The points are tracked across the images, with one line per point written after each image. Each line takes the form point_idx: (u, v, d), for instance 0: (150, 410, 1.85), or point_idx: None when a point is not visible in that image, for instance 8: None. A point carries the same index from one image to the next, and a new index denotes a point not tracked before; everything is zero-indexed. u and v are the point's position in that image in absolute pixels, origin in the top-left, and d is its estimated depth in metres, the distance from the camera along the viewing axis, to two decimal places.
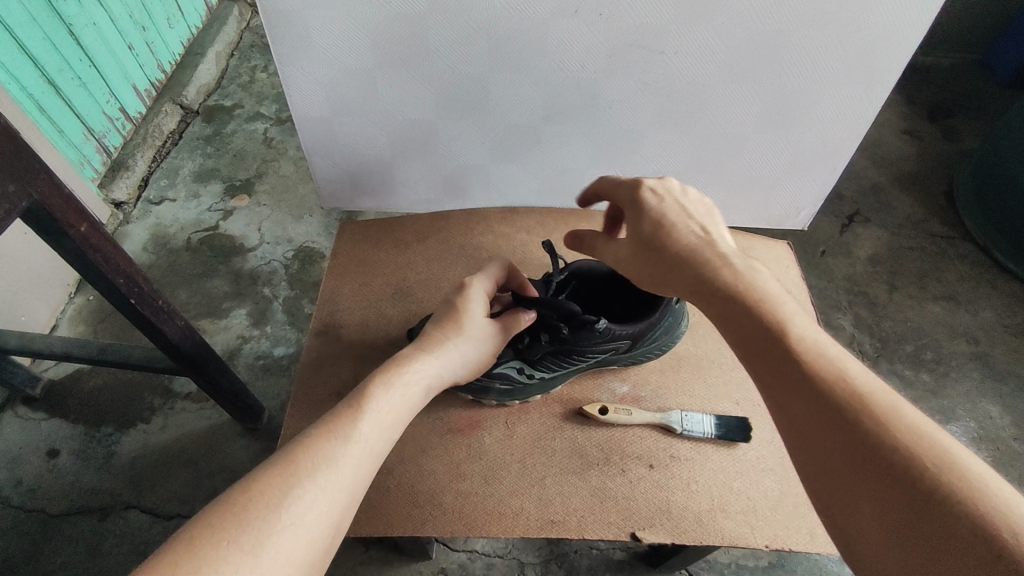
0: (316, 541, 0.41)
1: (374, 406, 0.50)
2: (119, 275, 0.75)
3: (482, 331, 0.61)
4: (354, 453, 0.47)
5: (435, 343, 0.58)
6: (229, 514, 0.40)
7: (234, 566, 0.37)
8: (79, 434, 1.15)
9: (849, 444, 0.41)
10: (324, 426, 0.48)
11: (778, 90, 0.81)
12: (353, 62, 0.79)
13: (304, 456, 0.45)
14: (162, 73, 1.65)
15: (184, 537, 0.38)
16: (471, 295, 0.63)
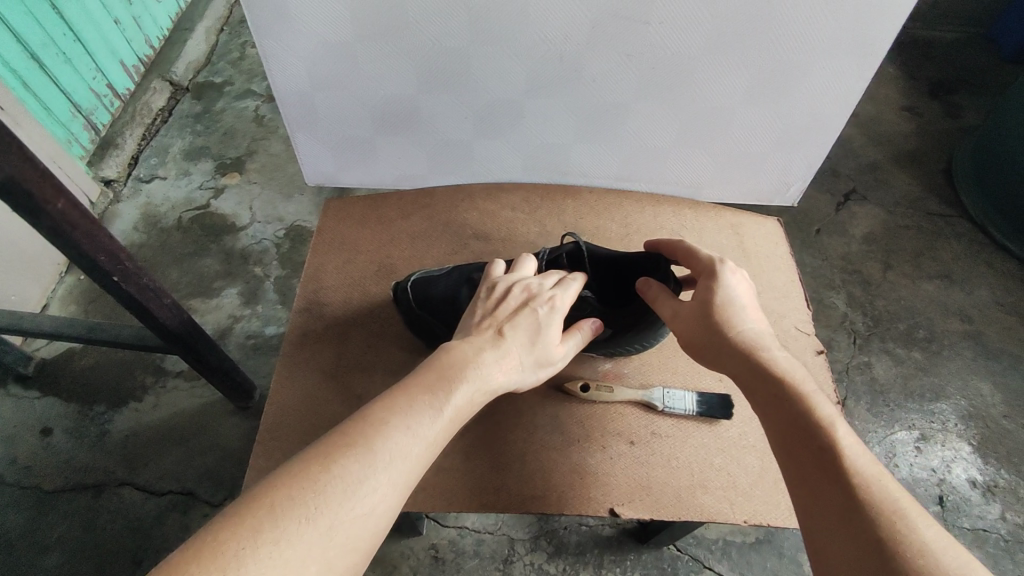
0: (377, 532, 0.43)
1: (456, 401, 0.51)
2: (102, 253, 0.74)
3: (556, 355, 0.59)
4: (430, 440, 0.48)
5: (514, 358, 0.56)
6: (309, 488, 0.41)
7: (307, 538, 0.38)
8: (73, 412, 1.15)
9: (858, 530, 0.43)
10: (411, 402, 0.48)
11: (766, 63, 0.79)
12: (331, 36, 0.77)
13: (385, 433, 0.46)
14: (149, 49, 1.62)
15: (257, 500, 0.39)
16: (557, 313, 0.60)
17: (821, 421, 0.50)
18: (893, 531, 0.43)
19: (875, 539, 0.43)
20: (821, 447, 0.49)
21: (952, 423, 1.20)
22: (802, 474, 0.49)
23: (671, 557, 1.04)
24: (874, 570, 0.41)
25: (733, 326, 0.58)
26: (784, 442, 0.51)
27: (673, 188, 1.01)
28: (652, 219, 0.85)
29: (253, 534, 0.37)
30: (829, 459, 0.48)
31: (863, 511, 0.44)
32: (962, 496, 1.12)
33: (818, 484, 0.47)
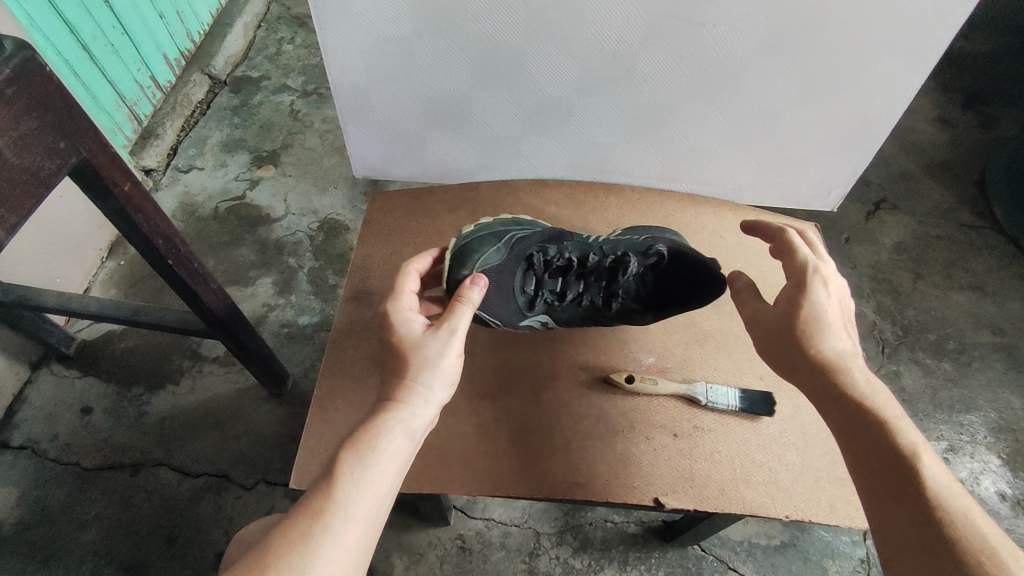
0: None
1: (347, 473, 0.48)
2: (158, 236, 0.77)
3: (436, 352, 0.56)
4: (338, 527, 0.46)
5: (400, 387, 0.54)
6: None
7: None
8: (112, 393, 1.18)
9: (927, 538, 0.48)
10: (295, 510, 0.47)
11: (817, 67, 0.80)
12: (391, 31, 0.79)
13: (290, 555, 0.44)
14: (191, 42, 1.66)
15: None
16: (401, 324, 0.58)
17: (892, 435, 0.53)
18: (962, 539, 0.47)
19: (945, 545, 0.47)
20: (887, 465, 0.52)
21: (981, 435, 1.19)
22: (870, 486, 0.53)
23: (696, 557, 1.05)
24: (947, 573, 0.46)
25: (817, 336, 0.59)
26: (854, 455, 0.55)
27: (712, 189, 1.02)
28: (693, 219, 0.85)
29: None
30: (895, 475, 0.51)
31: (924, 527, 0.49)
32: (991, 508, 1.11)
33: (887, 498, 0.51)
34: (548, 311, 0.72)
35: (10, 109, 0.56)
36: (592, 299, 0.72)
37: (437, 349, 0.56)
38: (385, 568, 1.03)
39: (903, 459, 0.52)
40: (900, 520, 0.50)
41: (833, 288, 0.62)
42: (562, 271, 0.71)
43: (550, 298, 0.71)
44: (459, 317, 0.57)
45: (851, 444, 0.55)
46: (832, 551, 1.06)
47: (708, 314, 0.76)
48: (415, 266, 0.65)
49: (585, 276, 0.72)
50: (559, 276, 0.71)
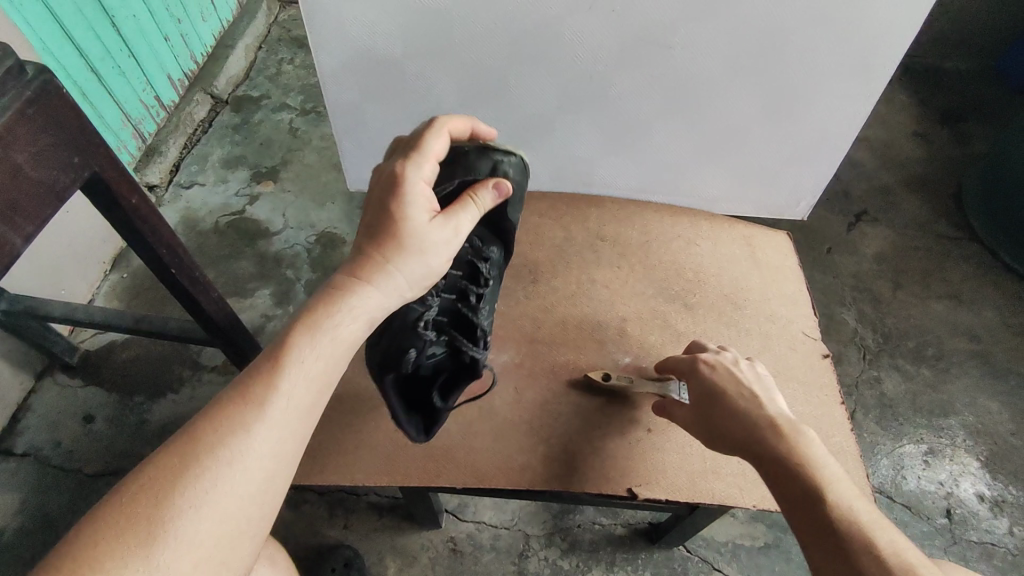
0: (261, 476, 0.48)
1: (295, 360, 0.51)
2: (163, 245, 0.81)
3: (432, 242, 0.57)
4: (274, 413, 0.50)
5: (375, 271, 0.55)
6: (183, 461, 0.46)
7: (129, 559, 0.42)
8: (114, 402, 1.22)
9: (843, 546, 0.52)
10: (236, 392, 0.50)
11: (780, 85, 0.85)
12: (381, 54, 0.84)
13: (227, 435, 0.48)
14: (194, 64, 1.72)
15: (78, 536, 0.43)
16: (410, 189, 0.57)
17: (812, 472, 0.57)
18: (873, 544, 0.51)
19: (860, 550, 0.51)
20: (813, 499, 0.55)
21: (960, 438, 1.22)
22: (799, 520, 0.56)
23: (682, 558, 1.08)
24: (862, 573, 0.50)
25: (734, 394, 0.65)
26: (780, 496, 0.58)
27: (689, 201, 1.07)
28: (670, 228, 0.90)
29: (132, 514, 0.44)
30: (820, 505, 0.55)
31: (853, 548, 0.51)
32: (970, 509, 1.14)
33: (816, 526, 0.54)
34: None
35: (28, 126, 0.60)
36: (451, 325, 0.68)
37: (427, 241, 0.57)
38: (379, 570, 1.06)
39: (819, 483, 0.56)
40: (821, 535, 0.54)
41: (736, 361, 0.70)
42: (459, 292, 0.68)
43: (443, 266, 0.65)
44: (471, 216, 0.60)
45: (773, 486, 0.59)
46: None
47: (684, 318, 0.80)
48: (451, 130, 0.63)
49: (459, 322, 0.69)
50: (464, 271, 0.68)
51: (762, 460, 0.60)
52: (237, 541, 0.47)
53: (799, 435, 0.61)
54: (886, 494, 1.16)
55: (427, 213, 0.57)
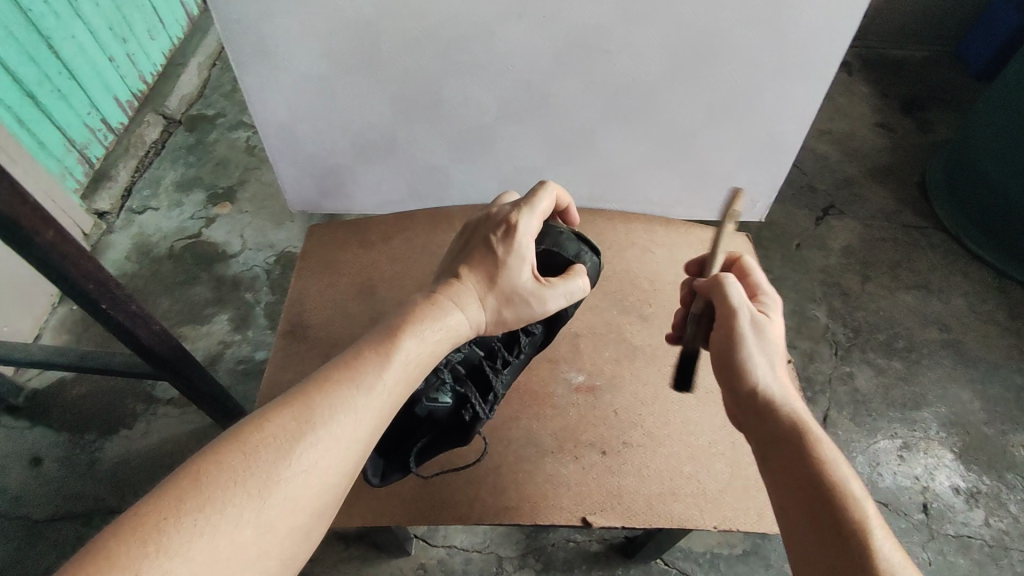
0: (350, 459, 0.47)
1: (402, 357, 0.52)
2: (90, 280, 0.77)
3: (526, 292, 0.60)
4: (372, 400, 0.49)
5: (469, 299, 0.58)
6: (288, 423, 0.45)
7: (240, 508, 0.41)
8: (63, 441, 1.16)
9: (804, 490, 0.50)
10: (349, 371, 0.50)
11: (724, 87, 0.83)
12: (308, 71, 0.82)
13: (327, 406, 0.47)
14: (144, 84, 1.67)
15: (192, 469, 0.42)
16: (517, 235, 0.60)
17: (824, 458, 0.50)
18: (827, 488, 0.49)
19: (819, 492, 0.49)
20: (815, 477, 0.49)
21: (933, 431, 1.21)
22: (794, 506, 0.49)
23: (659, 571, 1.05)
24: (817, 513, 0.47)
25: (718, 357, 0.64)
26: (776, 471, 0.52)
27: (643, 207, 1.05)
28: (624, 236, 0.88)
29: (218, 470, 0.42)
30: (823, 494, 0.48)
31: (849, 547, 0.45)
32: (945, 503, 1.13)
33: (811, 516, 0.48)
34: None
35: None
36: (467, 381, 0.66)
37: (520, 282, 0.59)
38: None
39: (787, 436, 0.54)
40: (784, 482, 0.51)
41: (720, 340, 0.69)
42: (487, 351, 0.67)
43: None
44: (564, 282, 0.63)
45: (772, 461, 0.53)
46: None
47: (639, 330, 0.78)
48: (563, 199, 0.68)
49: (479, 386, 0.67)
50: (503, 337, 0.68)
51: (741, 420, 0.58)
52: (324, 516, 0.46)
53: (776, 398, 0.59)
54: None
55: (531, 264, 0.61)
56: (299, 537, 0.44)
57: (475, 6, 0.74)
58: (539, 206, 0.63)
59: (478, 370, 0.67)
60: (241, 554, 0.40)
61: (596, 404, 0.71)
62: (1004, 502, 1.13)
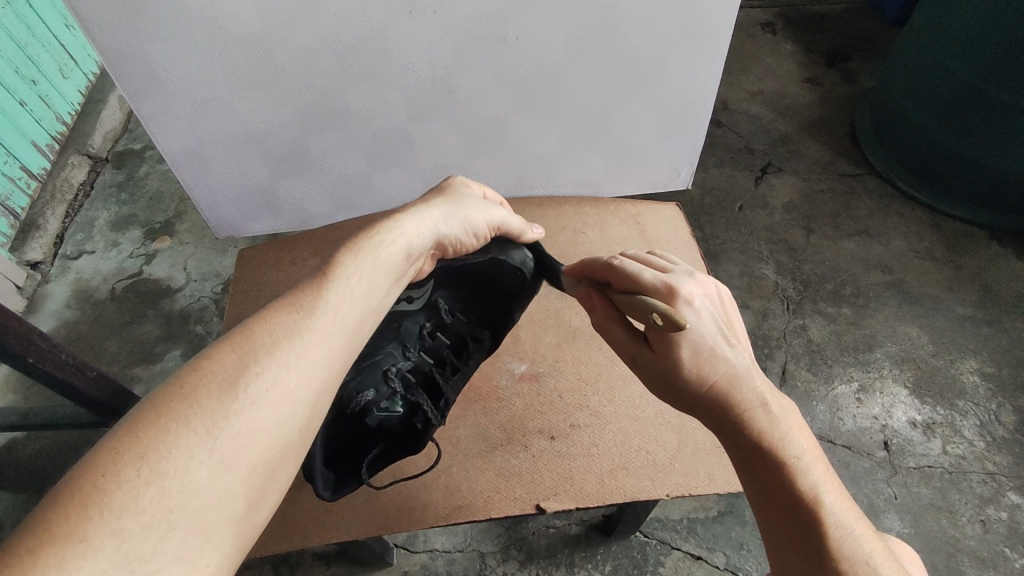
0: (307, 381, 0.44)
1: (342, 275, 0.50)
2: (10, 335, 0.74)
3: (470, 203, 0.63)
4: (319, 321, 0.47)
5: (418, 204, 0.60)
6: (232, 354, 0.43)
7: (191, 446, 0.38)
8: (22, 503, 1.12)
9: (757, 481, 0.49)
10: (286, 301, 0.47)
11: (624, 61, 0.86)
12: (208, 91, 0.83)
13: (267, 333, 0.45)
14: (62, 125, 1.61)
15: (127, 422, 0.38)
16: (458, 178, 0.67)
17: (766, 435, 0.49)
18: (778, 474, 0.48)
19: (771, 483, 0.48)
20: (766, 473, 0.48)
21: (887, 370, 1.25)
22: (773, 526, 0.49)
23: (640, 544, 1.07)
24: (770, 502, 0.48)
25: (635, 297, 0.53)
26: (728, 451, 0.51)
27: (571, 189, 1.07)
28: (556, 222, 0.90)
29: (155, 415, 0.38)
30: (779, 482, 0.48)
31: (811, 528, 0.46)
32: (905, 438, 1.17)
33: (772, 500, 0.48)
34: (423, 312, 0.71)
35: None
36: (418, 387, 0.69)
37: (466, 194, 0.64)
38: None
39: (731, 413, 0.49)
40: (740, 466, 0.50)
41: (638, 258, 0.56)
42: (436, 359, 0.70)
43: (431, 322, 0.71)
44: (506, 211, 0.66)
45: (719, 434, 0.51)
46: None
47: (577, 314, 0.81)
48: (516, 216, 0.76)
49: (432, 393, 0.69)
50: (451, 343, 0.71)
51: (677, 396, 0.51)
52: (290, 453, 0.43)
53: (710, 356, 0.49)
54: (827, 439, 1.17)
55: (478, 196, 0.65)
56: (263, 477, 0.41)
57: (363, 9, 0.75)
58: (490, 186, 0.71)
59: (429, 379, 0.69)
60: (199, 499, 0.37)
61: (541, 390, 0.75)
62: (958, 428, 1.18)
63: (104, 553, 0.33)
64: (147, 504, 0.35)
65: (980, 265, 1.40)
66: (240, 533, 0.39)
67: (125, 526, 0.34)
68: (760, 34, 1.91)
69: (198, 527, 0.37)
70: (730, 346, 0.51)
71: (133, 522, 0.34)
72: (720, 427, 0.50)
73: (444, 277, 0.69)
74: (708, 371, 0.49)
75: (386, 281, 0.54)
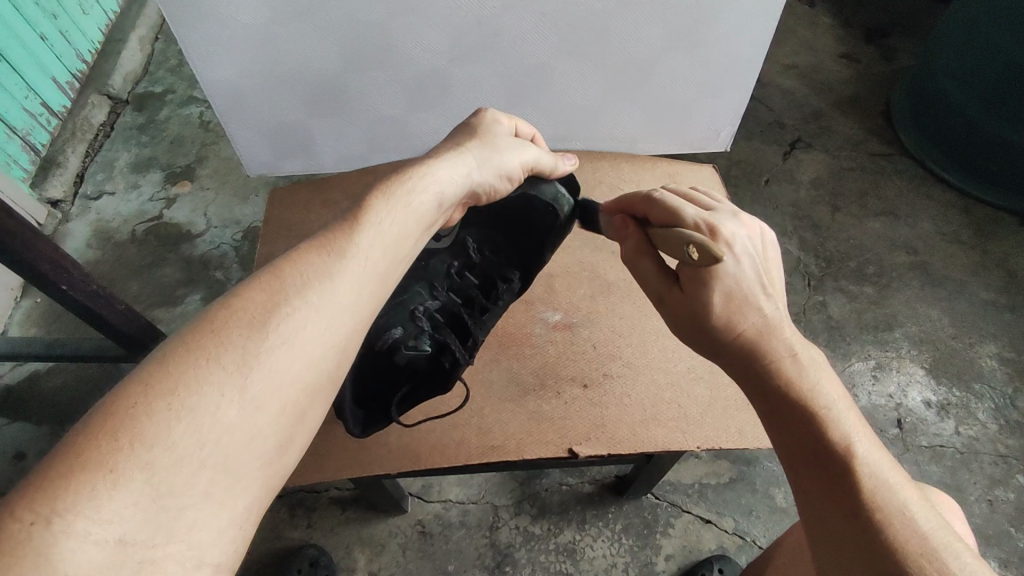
0: (338, 327, 0.44)
1: (371, 221, 0.49)
2: (43, 260, 0.74)
3: (503, 145, 0.61)
4: (350, 264, 0.46)
5: (448, 150, 0.59)
6: (263, 293, 0.42)
7: (220, 385, 0.37)
8: (45, 434, 1.14)
9: (791, 431, 0.48)
10: (318, 243, 0.47)
11: (675, 11, 0.84)
12: (251, 20, 0.81)
13: (294, 274, 0.44)
14: (83, 63, 1.58)
15: (156, 356, 0.37)
16: (485, 115, 0.65)
17: (800, 384, 0.48)
18: (812, 422, 0.47)
19: (804, 431, 0.47)
20: (800, 423, 0.47)
21: (906, 350, 1.25)
22: (804, 476, 0.47)
23: (650, 506, 1.08)
24: (801, 451, 0.47)
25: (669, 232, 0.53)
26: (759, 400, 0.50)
27: (609, 144, 1.06)
28: (593, 176, 0.90)
29: (185, 350, 0.38)
30: (812, 431, 0.46)
31: (845, 478, 0.45)
32: (919, 417, 1.18)
33: (805, 452, 0.47)
34: (450, 252, 0.71)
35: None
36: (445, 326, 0.69)
37: (496, 135, 0.62)
38: (349, 565, 1.03)
39: (762, 359, 0.49)
40: (771, 417, 0.49)
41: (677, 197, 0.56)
42: (462, 297, 0.71)
43: (459, 262, 0.71)
44: (538, 152, 0.64)
45: (750, 385, 0.50)
46: (780, 480, 1.11)
47: (613, 269, 0.82)
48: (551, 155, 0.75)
49: (458, 330, 0.70)
50: (479, 283, 0.71)
51: (706, 344, 0.51)
52: (317, 398, 0.42)
53: (742, 301, 0.50)
54: None
55: (508, 136, 0.63)
56: (293, 420, 0.41)
57: None
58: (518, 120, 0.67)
59: (457, 318, 0.70)
60: (229, 436, 0.37)
61: (574, 339, 0.76)
62: (973, 410, 1.19)
63: (134, 483, 0.33)
64: (177, 438, 0.35)
65: (1006, 250, 1.39)
66: (268, 477, 0.39)
67: (155, 459, 0.34)
68: (797, 6, 1.85)
69: (226, 464, 0.37)
70: (764, 294, 0.50)
71: (161, 456, 0.34)
72: (751, 378, 0.50)
73: (474, 217, 0.70)
74: (739, 317, 0.49)
75: (416, 230, 0.53)
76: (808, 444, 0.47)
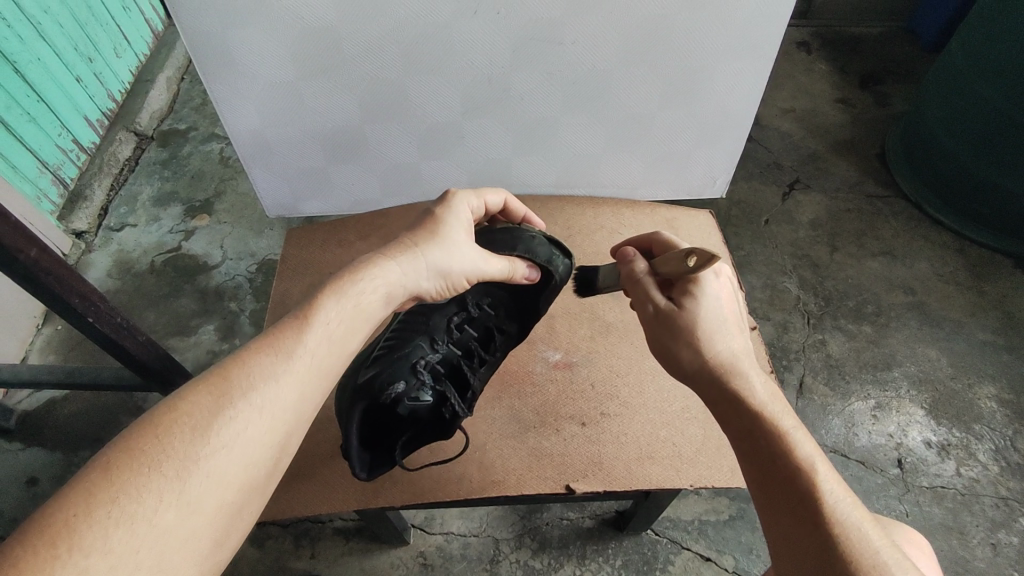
0: (276, 429, 0.47)
1: (321, 318, 0.52)
2: (74, 295, 0.79)
3: (460, 244, 0.62)
4: (297, 362, 0.49)
5: (403, 250, 0.59)
6: (207, 395, 0.45)
7: (158, 490, 0.40)
8: (59, 460, 1.17)
9: (757, 451, 0.51)
10: (267, 342, 0.50)
11: (671, 71, 0.89)
12: (276, 77, 0.87)
13: (239, 375, 0.47)
14: (113, 102, 1.67)
15: (101, 462, 0.40)
16: (451, 203, 0.65)
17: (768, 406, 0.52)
18: (779, 444, 0.50)
19: (770, 452, 0.50)
20: (767, 445, 0.50)
21: (905, 390, 1.26)
22: (772, 496, 0.49)
23: (650, 542, 1.09)
24: (767, 470, 0.50)
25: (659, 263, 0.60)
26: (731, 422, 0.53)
27: (610, 191, 1.12)
28: (593, 220, 0.94)
29: (128, 457, 0.40)
30: (778, 452, 0.49)
31: (808, 495, 0.47)
32: (919, 457, 1.18)
33: (770, 473, 0.49)
34: (452, 306, 0.74)
35: None
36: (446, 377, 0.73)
37: (455, 232, 0.62)
38: None
39: (735, 379, 0.53)
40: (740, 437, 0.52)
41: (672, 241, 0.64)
42: (463, 348, 0.75)
43: (460, 316, 0.75)
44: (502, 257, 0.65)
45: (722, 410, 0.54)
46: None
47: (612, 310, 0.85)
48: (533, 218, 0.78)
49: (456, 378, 0.74)
50: (478, 335, 0.75)
51: (687, 363, 0.55)
52: (253, 493, 0.46)
53: (718, 324, 0.55)
54: (841, 453, 1.19)
55: (466, 231, 0.64)
56: (229, 517, 0.44)
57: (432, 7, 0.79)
58: (486, 195, 0.68)
59: (456, 370, 0.74)
60: (164, 539, 0.39)
61: (574, 378, 0.79)
62: (973, 451, 1.19)
63: None
64: (114, 544, 0.38)
65: (1004, 292, 1.41)
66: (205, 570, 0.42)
67: (91, 565, 0.36)
68: (795, 52, 1.93)
69: (164, 565, 0.39)
70: (737, 328, 0.56)
71: (99, 562, 0.37)
72: (724, 401, 0.53)
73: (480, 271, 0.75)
74: (714, 342, 0.54)
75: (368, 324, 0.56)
76: (773, 463, 0.49)
